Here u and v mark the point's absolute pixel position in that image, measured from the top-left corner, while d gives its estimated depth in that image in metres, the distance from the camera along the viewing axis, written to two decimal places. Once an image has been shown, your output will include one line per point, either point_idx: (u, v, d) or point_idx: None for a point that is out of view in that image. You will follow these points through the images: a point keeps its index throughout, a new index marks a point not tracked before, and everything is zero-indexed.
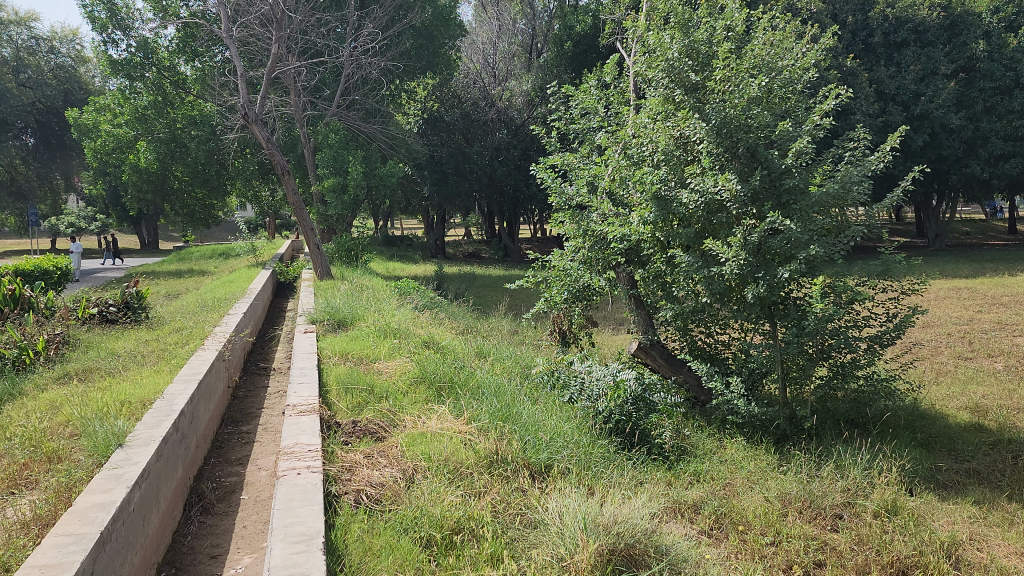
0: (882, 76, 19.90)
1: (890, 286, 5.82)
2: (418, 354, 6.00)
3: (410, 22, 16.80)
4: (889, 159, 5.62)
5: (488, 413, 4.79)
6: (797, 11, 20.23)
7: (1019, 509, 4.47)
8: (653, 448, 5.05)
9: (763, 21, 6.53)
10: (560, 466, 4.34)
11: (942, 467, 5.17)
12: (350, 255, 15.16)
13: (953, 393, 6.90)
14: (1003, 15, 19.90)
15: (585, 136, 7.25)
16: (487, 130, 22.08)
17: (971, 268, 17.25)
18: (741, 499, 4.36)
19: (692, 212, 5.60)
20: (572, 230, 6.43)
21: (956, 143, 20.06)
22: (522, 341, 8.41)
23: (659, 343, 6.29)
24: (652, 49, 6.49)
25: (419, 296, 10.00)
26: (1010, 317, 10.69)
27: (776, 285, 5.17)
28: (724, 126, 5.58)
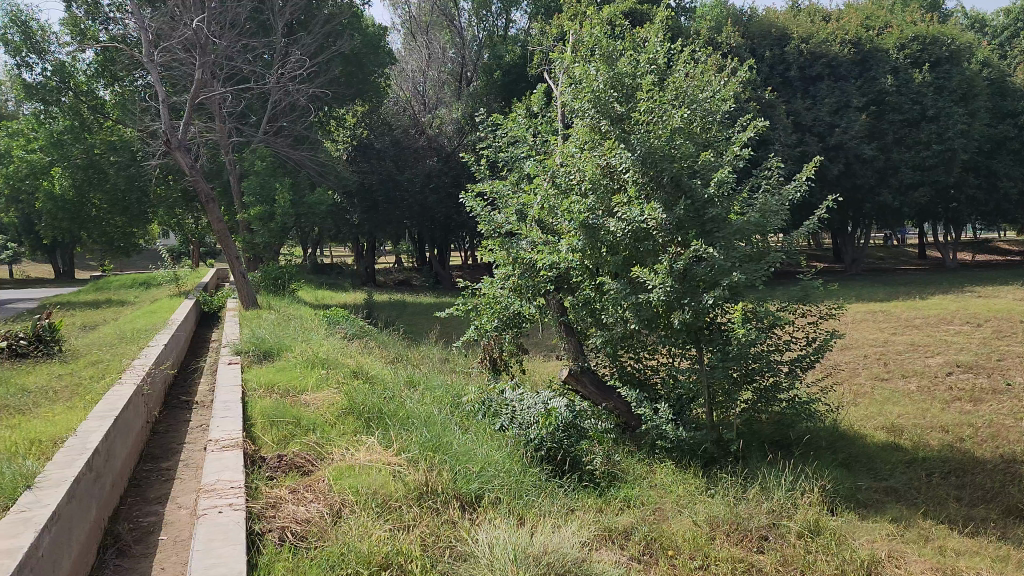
0: (799, 108, 20.70)
1: (810, 311, 5.99)
2: (346, 385, 5.90)
3: (340, 49, 16.76)
4: (805, 189, 5.84)
5: (418, 443, 4.74)
6: (718, 45, 20.94)
7: (936, 526, 4.63)
8: (584, 475, 5.10)
9: (685, 53, 6.70)
10: (491, 495, 4.34)
11: (862, 486, 5.33)
12: (277, 284, 14.89)
13: (871, 414, 7.15)
14: (909, 51, 20.85)
15: (514, 164, 7.29)
16: (418, 158, 21.54)
17: (887, 292, 17.92)
18: (670, 523, 4.42)
19: (620, 240, 5.68)
20: (502, 257, 6.45)
21: (869, 172, 20.86)
22: (453, 369, 8.36)
23: (589, 369, 6.34)
24: (577, 80, 6.60)
25: (349, 325, 9.90)
26: (923, 339, 11.14)
27: (701, 311, 5.29)
28: (649, 156, 5.67)
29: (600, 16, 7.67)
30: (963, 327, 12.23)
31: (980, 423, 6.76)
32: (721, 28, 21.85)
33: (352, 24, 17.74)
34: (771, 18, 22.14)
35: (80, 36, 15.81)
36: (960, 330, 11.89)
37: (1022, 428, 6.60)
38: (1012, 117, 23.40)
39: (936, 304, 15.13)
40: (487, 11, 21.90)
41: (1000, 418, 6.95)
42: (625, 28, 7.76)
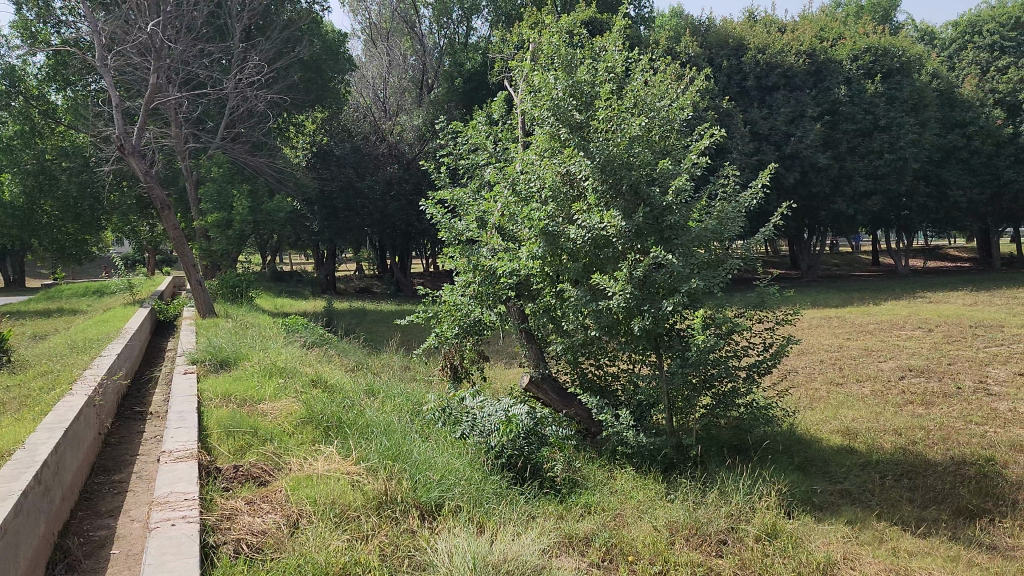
0: (756, 117, 21.03)
1: (766, 317, 6.08)
2: (304, 394, 5.82)
3: (299, 55, 16.61)
4: (761, 196, 5.92)
5: (377, 452, 4.70)
6: (676, 54, 21.19)
7: (889, 527, 4.72)
8: (545, 482, 5.11)
9: (642, 62, 6.78)
10: (451, 504, 4.32)
11: (818, 489, 5.41)
12: (235, 292, 14.69)
13: (827, 418, 7.26)
14: (862, 63, 21.38)
15: (474, 171, 7.29)
16: (379, 163, 21.81)
17: (842, 298, 18.23)
18: (630, 529, 4.44)
19: (579, 247, 5.70)
20: (462, 265, 6.43)
21: (824, 180, 21.26)
22: (413, 377, 8.30)
23: (550, 376, 6.35)
24: (537, 88, 6.63)
25: (308, 333, 9.79)
26: (876, 344, 11.36)
27: (660, 317, 5.33)
28: (608, 163, 5.71)
29: (559, 25, 7.72)
30: (915, 332, 12.50)
31: (931, 425, 6.91)
32: (680, 38, 22.13)
33: (311, 29, 17.63)
34: (728, 28, 22.48)
35: (30, 39, 15.48)
36: (911, 335, 12.16)
37: (971, 430, 6.76)
38: (960, 127, 24.04)
39: (889, 310, 15.44)
40: (448, 18, 21.99)
41: (950, 421, 7.12)
42: (585, 38, 7.82)
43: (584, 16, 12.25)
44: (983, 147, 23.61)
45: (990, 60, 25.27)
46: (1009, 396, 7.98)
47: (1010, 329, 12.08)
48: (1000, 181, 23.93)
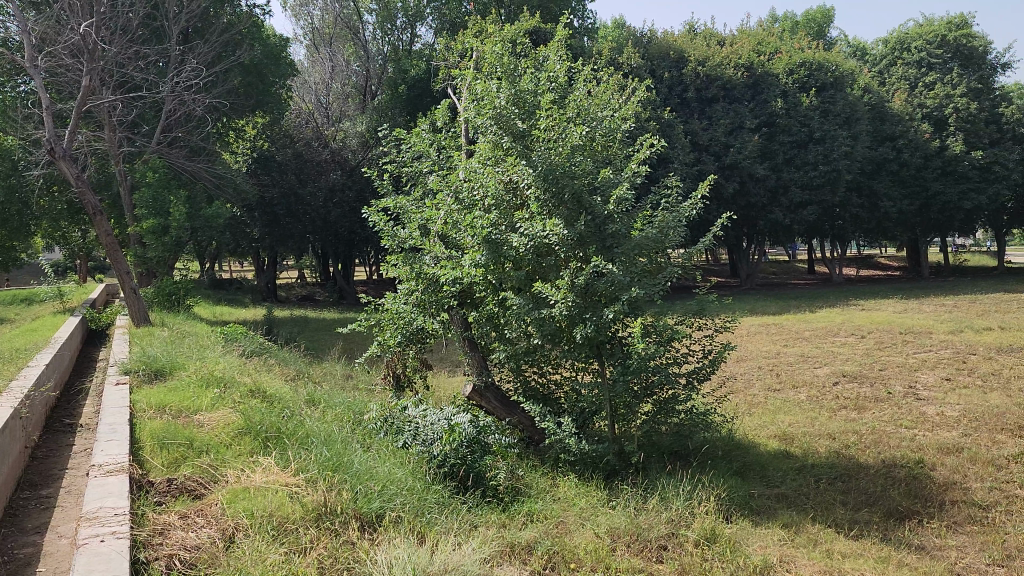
0: (696, 128, 21.38)
1: (706, 325, 6.17)
2: (242, 404, 5.69)
3: (239, 59, 16.31)
4: (701, 206, 6.02)
5: (317, 463, 4.63)
6: (619, 65, 21.41)
7: (823, 530, 4.84)
8: (487, 490, 5.09)
9: (585, 72, 6.84)
10: (392, 514, 4.28)
11: (755, 493, 5.51)
12: (171, 300, 14.33)
13: (764, 423, 7.42)
14: (797, 76, 22.04)
15: (418, 178, 7.24)
16: (321, 170, 21.26)
17: (779, 306, 18.65)
18: (572, 536, 4.46)
19: (522, 255, 5.71)
20: (405, 272, 6.37)
21: (762, 191, 21.76)
22: (354, 386, 8.20)
23: (493, 384, 6.32)
24: (479, 97, 6.64)
25: (246, 342, 9.59)
26: (812, 350, 11.66)
27: (602, 325, 5.37)
28: (550, 172, 5.73)
29: (503, 35, 7.73)
30: (848, 338, 12.86)
31: (864, 429, 7.11)
32: (622, 49, 22.34)
33: (251, 33, 17.36)
34: (668, 40, 22.77)
35: None
36: (845, 341, 12.50)
37: (901, 434, 6.98)
38: (890, 139, 24.87)
39: (823, 317, 15.85)
40: (392, 26, 21.85)
41: (882, 425, 7.33)
42: (529, 47, 7.86)
43: (526, 25, 12.27)
44: (912, 159, 24.48)
45: (918, 76, 26.18)
46: (936, 400, 8.27)
47: (938, 335, 12.53)
48: (928, 193, 24.96)
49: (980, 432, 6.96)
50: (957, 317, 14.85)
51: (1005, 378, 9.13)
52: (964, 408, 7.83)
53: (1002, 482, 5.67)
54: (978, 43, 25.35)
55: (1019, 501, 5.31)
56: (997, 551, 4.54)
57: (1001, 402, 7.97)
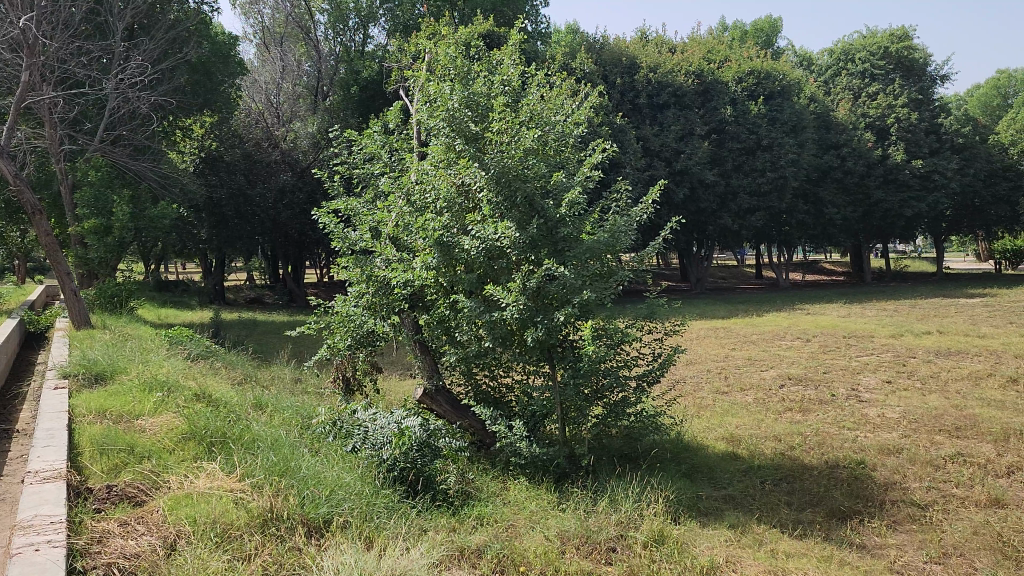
0: (648, 134, 21.59)
1: (655, 329, 6.23)
2: (187, 409, 5.57)
3: (186, 56, 16.00)
4: (652, 211, 6.08)
5: (263, 468, 4.57)
6: (572, 70, 21.51)
7: (769, 530, 4.92)
8: (437, 494, 5.05)
9: (538, 77, 6.86)
10: (340, 519, 4.23)
11: (703, 495, 5.58)
12: (113, 302, 13.97)
13: (712, 426, 7.53)
14: (745, 84, 22.60)
15: (369, 181, 7.17)
16: (271, 171, 20.96)
17: (727, 310, 18.94)
18: (523, 540, 4.46)
19: (474, 258, 5.68)
20: (355, 274, 6.30)
21: (711, 197, 22.10)
22: (303, 390, 8.09)
23: (444, 388, 6.29)
24: (432, 99, 6.62)
25: (193, 345, 9.41)
26: (759, 353, 11.85)
27: (553, 328, 5.39)
28: (502, 175, 5.72)
29: (457, 38, 7.72)
30: (794, 342, 13.12)
31: (808, 431, 7.25)
32: (575, 54, 22.43)
33: (199, 30, 17.02)
34: (621, 46, 22.91)
35: None
36: (792, 345, 12.74)
37: (844, 435, 7.14)
38: (835, 148, 25.49)
39: (770, 321, 16.14)
40: (344, 25, 22.10)
41: (826, 426, 7.49)
42: (483, 51, 7.86)
43: (479, 30, 12.25)
44: (855, 167, 25.12)
45: (862, 86, 26.82)
46: (878, 402, 8.48)
47: (880, 338, 12.86)
48: (871, 200, 25.62)
49: (919, 433, 7.16)
50: (898, 321, 15.26)
51: (942, 381, 9.41)
52: (904, 410, 8.05)
53: (939, 481, 5.84)
54: (918, 55, 26.43)
55: (955, 499, 5.48)
56: (934, 548, 4.67)
57: (940, 404, 8.22)
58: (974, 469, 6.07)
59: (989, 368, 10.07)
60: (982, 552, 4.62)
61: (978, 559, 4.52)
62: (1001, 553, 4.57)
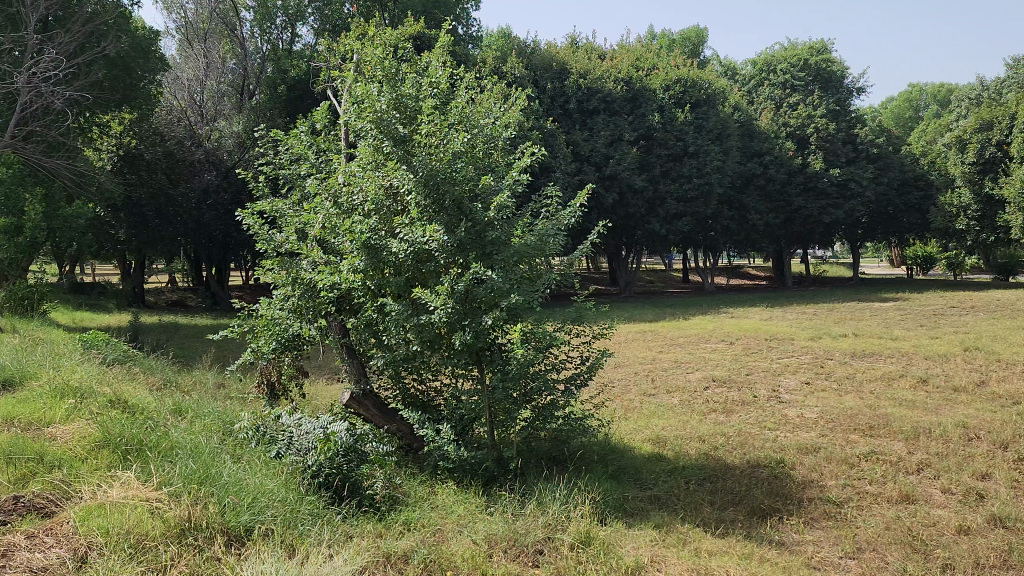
0: (578, 139, 21.78)
1: (583, 332, 6.28)
2: (100, 416, 5.35)
3: (105, 51, 15.42)
4: (579, 215, 6.14)
5: (182, 477, 4.43)
6: (502, 74, 21.53)
7: (692, 529, 5.01)
8: (364, 500, 4.98)
9: (466, 80, 6.84)
10: (262, 527, 4.15)
11: (629, 496, 5.66)
12: (25, 304, 13.38)
13: (639, 427, 7.64)
14: (672, 92, 23.08)
15: (295, 182, 7.03)
16: (194, 171, 20.35)
17: (655, 314, 19.25)
18: (450, 544, 4.44)
19: (402, 261, 5.61)
20: (280, 276, 6.17)
21: (639, 202, 22.46)
22: (226, 396, 7.89)
23: (371, 392, 6.22)
24: (360, 100, 6.52)
25: (110, 350, 9.10)
26: (684, 356, 12.11)
27: (481, 332, 5.37)
28: (431, 178, 5.66)
29: (385, 40, 7.66)
30: (718, 344, 13.44)
31: (730, 431, 7.44)
32: (506, 59, 22.44)
33: (118, 23, 16.39)
34: (551, 51, 23.02)
35: None
36: (716, 347, 13.04)
37: (765, 435, 7.34)
38: (758, 156, 26.20)
39: (696, 324, 16.49)
40: (271, 24, 21.91)
41: (748, 427, 7.70)
42: (412, 53, 7.81)
43: (409, 32, 12.17)
44: (777, 175, 25.87)
45: (783, 96, 27.65)
46: (797, 402, 8.75)
47: (800, 341, 13.27)
48: (791, 207, 26.42)
49: (836, 433, 7.42)
50: (817, 324, 15.74)
51: (858, 382, 9.76)
52: (822, 410, 8.32)
53: (854, 478, 6.05)
54: (836, 68, 27.30)
55: (869, 496, 5.68)
56: (848, 544, 4.83)
57: (855, 404, 8.52)
58: (886, 467, 6.30)
59: (901, 369, 10.48)
60: (893, 546, 4.80)
61: (889, 553, 4.69)
62: (910, 547, 4.76)
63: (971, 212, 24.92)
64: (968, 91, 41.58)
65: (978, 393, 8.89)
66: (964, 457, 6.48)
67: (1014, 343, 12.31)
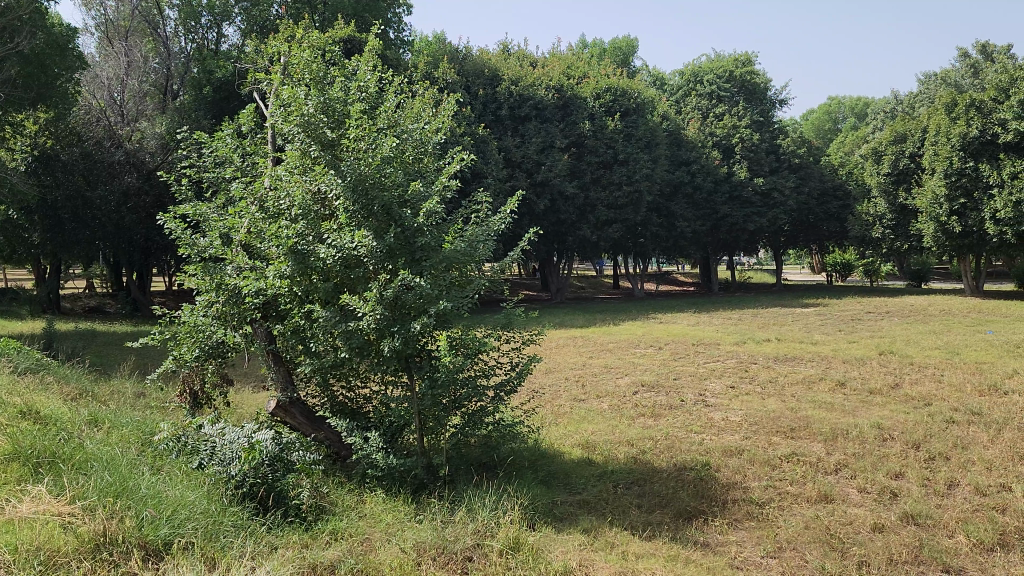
0: (510, 145, 21.86)
1: (513, 338, 6.30)
2: (10, 428, 5.12)
3: (19, 47, 14.80)
4: (510, 221, 6.18)
5: (97, 489, 4.28)
6: (434, 79, 21.43)
7: (620, 532, 5.08)
8: (290, 510, 4.89)
9: (396, 84, 6.82)
10: (181, 541, 4.05)
11: (558, 501, 5.71)
12: None
13: (569, 432, 7.71)
14: (602, 101, 23.42)
15: (220, 186, 6.87)
16: (113, 173, 19.70)
17: (585, 319, 19.41)
18: (377, 553, 4.40)
19: (329, 267, 5.53)
20: (204, 282, 6.00)
21: (570, 208, 22.68)
22: (145, 405, 7.65)
23: (299, 400, 6.10)
24: (287, 103, 6.42)
25: (21, 359, 8.71)
26: (614, 361, 12.27)
27: (410, 338, 5.32)
28: (359, 183, 5.60)
29: (314, 43, 7.56)
30: (646, 349, 13.67)
31: (658, 435, 7.57)
32: (438, 64, 22.34)
33: (33, 19, 15.73)
34: (483, 57, 23.03)
35: None
36: (645, 352, 13.24)
37: (691, 438, 7.49)
38: (685, 164, 26.75)
39: (626, 329, 16.74)
40: (196, 23, 21.33)
41: (675, 431, 7.84)
42: (340, 57, 7.72)
43: (338, 35, 12.04)
44: (704, 184, 26.45)
45: (709, 107, 28.32)
46: (722, 406, 8.96)
47: (725, 346, 13.58)
48: (717, 215, 27.05)
49: (759, 435, 7.62)
50: (741, 329, 16.13)
51: (779, 385, 10.04)
52: (745, 413, 8.53)
53: (776, 479, 6.23)
54: (760, 80, 28.14)
55: (791, 496, 5.84)
56: (770, 543, 4.96)
57: (777, 407, 8.77)
58: (806, 467, 6.51)
59: (820, 372, 10.83)
60: (813, 544, 4.95)
61: (809, 552, 4.83)
62: (829, 545, 4.91)
63: (886, 220, 25.92)
64: (884, 105, 43.25)
65: (892, 395, 9.24)
66: (879, 457, 6.73)
67: (925, 347, 12.86)
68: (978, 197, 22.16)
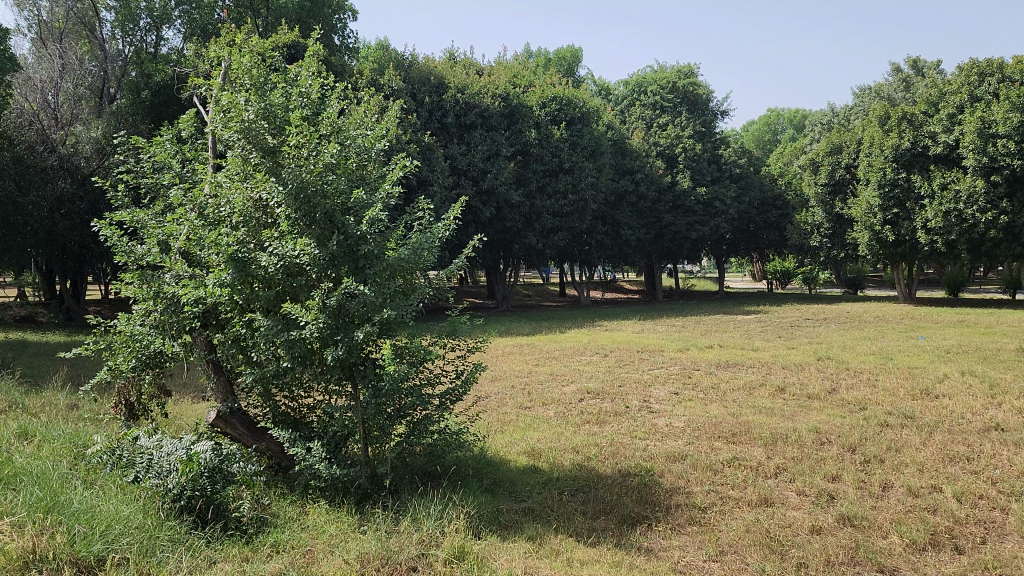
0: (456, 153, 21.80)
1: (457, 345, 6.27)
2: None
3: None
4: (453, 228, 6.16)
5: (26, 505, 4.16)
6: (380, 86, 21.24)
7: (565, 539, 5.10)
8: (229, 523, 4.78)
9: (339, 90, 6.74)
10: (115, 557, 3.93)
11: (503, 509, 5.71)
12: None
13: (515, 440, 7.72)
14: (548, 110, 23.56)
15: (158, 191, 6.69)
16: (46, 178, 18.98)
17: (530, 326, 19.46)
18: (320, 564, 4.34)
19: (270, 275, 5.42)
20: (141, 290, 5.84)
21: (516, 216, 22.73)
22: (79, 417, 7.41)
23: (239, 410, 5.98)
24: (227, 108, 6.29)
25: None
26: (560, 368, 12.33)
27: (353, 347, 5.26)
28: (302, 190, 5.50)
29: (254, 48, 7.43)
30: (592, 356, 13.74)
31: (603, 441, 7.64)
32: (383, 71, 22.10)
33: None
34: (429, 65, 22.91)
35: None
36: (590, 360, 13.33)
37: (635, 444, 7.56)
38: (630, 173, 27.03)
39: (571, 336, 16.84)
40: (134, 25, 21.27)
41: (619, 437, 7.91)
42: (281, 63, 7.61)
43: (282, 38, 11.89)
44: (648, 192, 26.74)
45: (653, 117, 28.72)
46: (666, 412, 9.07)
47: (669, 352, 13.75)
48: (661, 223, 27.41)
49: (701, 440, 7.74)
50: (684, 336, 16.35)
51: (721, 391, 10.21)
52: (688, 419, 8.66)
53: (718, 484, 6.33)
54: (702, 91, 28.76)
55: (732, 500, 5.95)
56: (712, 547, 5.04)
57: (719, 412, 8.90)
58: (747, 471, 6.64)
59: (760, 378, 11.04)
60: (752, 548, 5.03)
61: (749, 555, 4.92)
62: (768, 548, 5.00)
63: (824, 229, 26.62)
64: (821, 117, 44.52)
65: (829, 400, 9.47)
66: (817, 461, 6.89)
67: (861, 352, 13.22)
68: (910, 207, 22.88)
